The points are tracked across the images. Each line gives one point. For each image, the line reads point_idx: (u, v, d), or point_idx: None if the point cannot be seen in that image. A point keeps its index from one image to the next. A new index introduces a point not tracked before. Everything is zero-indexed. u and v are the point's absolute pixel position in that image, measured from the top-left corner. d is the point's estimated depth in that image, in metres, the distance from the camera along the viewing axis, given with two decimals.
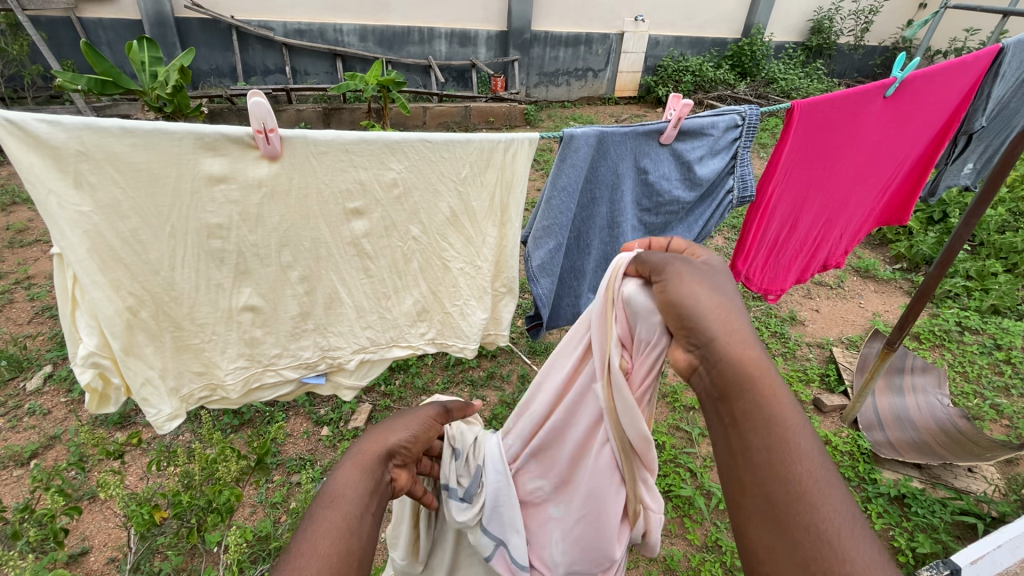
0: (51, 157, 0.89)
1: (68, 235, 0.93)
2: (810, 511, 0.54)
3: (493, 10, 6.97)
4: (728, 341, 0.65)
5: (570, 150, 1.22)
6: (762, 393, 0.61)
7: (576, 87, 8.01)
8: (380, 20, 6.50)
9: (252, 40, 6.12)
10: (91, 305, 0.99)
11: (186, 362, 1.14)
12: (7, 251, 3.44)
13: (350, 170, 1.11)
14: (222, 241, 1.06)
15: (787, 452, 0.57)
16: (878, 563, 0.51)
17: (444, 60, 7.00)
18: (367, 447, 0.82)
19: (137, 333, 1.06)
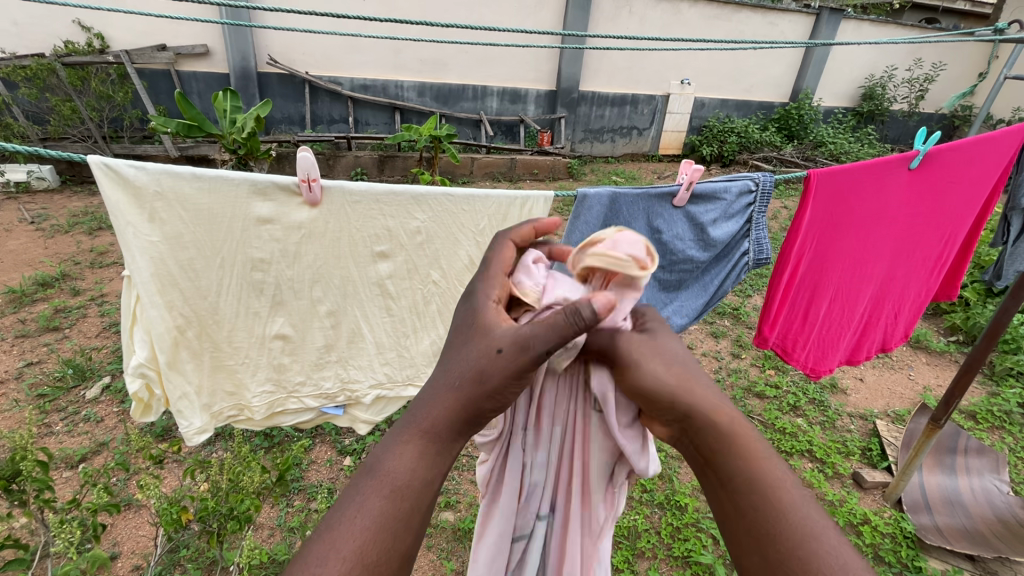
0: (133, 196, 1.04)
1: (137, 260, 1.07)
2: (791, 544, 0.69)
3: (544, 71, 7.42)
4: (692, 398, 0.79)
5: (583, 208, 1.32)
6: (733, 453, 0.76)
7: (620, 143, 8.28)
8: (438, 79, 7.04)
9: (322, 93, 6.72)
10: (147, 321, 1.11)
11: (220, 381, 1.25)
12: (87, 270, 3.83)
13: (379, 218, 1.22)
14: (263, 273, 1.19)
15: (753, 491, 0.74)
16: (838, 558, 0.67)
17: (495, 115, 7.44)
18: (440, 411, 0.75)
19: (182, 350, 1.17)
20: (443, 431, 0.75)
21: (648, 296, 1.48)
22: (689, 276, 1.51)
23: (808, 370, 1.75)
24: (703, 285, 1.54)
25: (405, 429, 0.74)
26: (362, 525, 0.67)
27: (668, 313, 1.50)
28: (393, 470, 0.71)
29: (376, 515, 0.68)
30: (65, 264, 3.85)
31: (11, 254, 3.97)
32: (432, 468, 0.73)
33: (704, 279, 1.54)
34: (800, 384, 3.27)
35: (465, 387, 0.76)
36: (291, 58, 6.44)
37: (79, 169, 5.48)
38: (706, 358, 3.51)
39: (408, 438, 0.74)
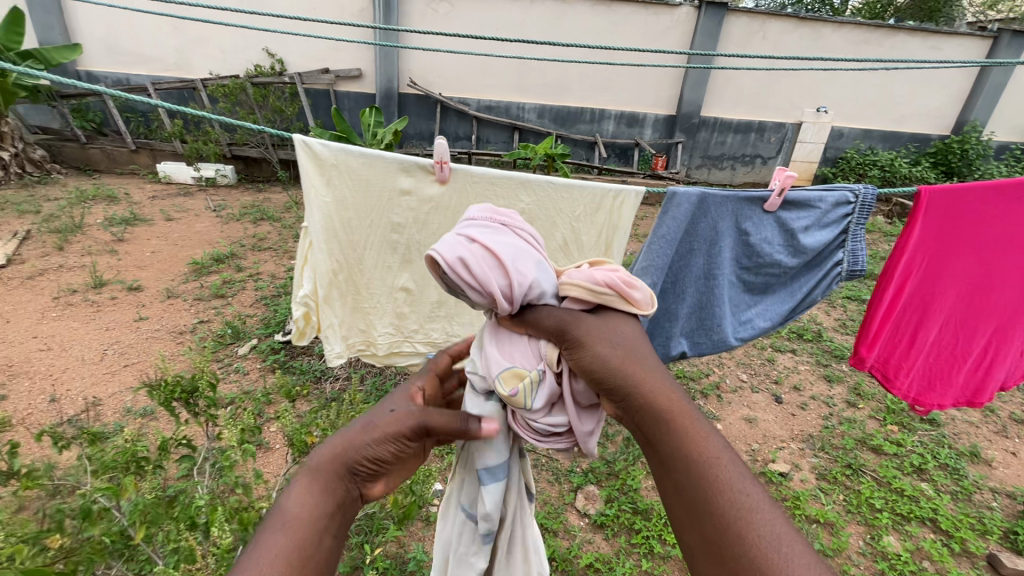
0: (318, 165, 1.31)
1: (315, 215, 1.35)
2: (728, 511, 0.61)
3: (664, 96, 7.39)
4: (649, 394, 0.75)
5: (672, 204, 1.37)
6: (688, 450, 0.67)
7: (741, 172, 7.94)
8: (558, 101, 7.34)
9: (451, 113, 7.33)
10: (314, 263, 1.41)
11: (357, 319, 1.53)
12: (250, 251, 4.58)
13: (490, 199, 1.40)
14: (398, 237, 1.43)
15: (707, 492, 0.63)
16: (780, 538, 0.58)
17: (610, 138, 7.55)
18: (330, 455, 0.81)
19: (334, 291, 1.46)
20: (336, 475, 0.80)
21: (729, 296, 1.49)
22: (775, 282, 1.49)
23: (911, 401, 1.61)
24: (789, 291, 1.50)
25: (307, 475, 0.78)
26: (273, 555, 0.66)
27: (747, 315, 1.51)
28: (298, 509, 0.72)
29: (285, 546, 0.68)
30: (234, 245, 4.66)
31: (197, 234, 4.88)
32: (334, 502, 0.77)
33: (791, 286, 1.50)
34: (928, 446, 2.89)
35: (356, 433, 0.85)
36: (428, 81, 7.14)
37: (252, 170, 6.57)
38: (815, 402, 3.23)
39: (305, 484, 0.76)
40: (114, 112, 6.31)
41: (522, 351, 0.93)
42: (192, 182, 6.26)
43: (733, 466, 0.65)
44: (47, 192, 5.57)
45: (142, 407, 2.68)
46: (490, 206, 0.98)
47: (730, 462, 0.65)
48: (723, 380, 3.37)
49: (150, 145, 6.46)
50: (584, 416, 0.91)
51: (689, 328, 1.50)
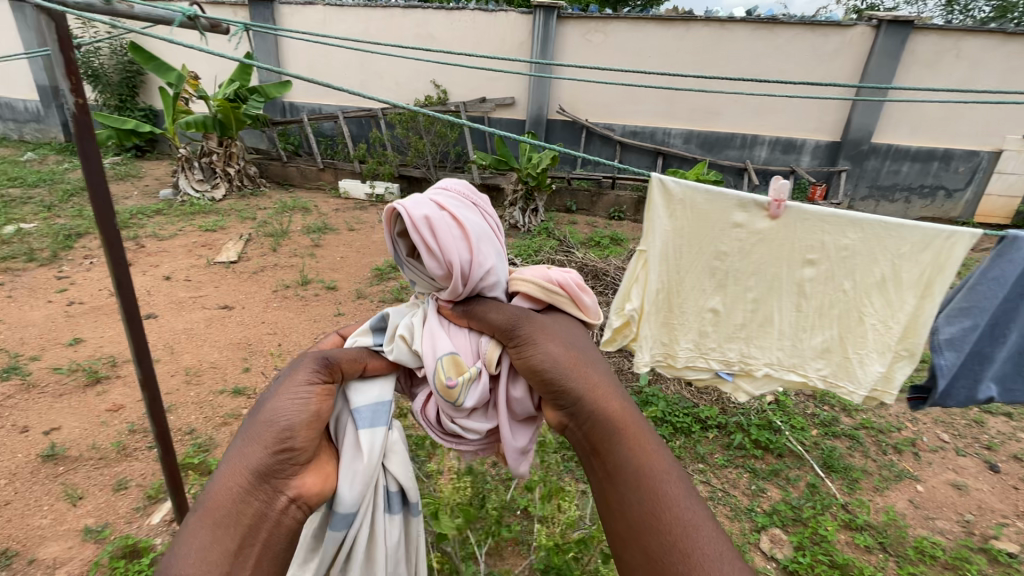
0: (666, 199, 1.29)
1: (654, 240, 1.31)
2: (666, 508, 0.76)
3: (828, 121, 6.93)
4: (605, 411, 0.85)
5: (1010, 247, 1.31)
6: (639, 465, 0.80)
7: (917, 205, 7.18)
8: (707, 127, 7.23)
9: (595, 138, 7.53)
10: (647, 281, 1.33)
11: (661, 334, 1.41)
12: None
13: (818, 233, 1.22)
14: (721, 261, 1.31)
15: (659, 508, 0.76)
16: (702, 522, 0.75)
17: (762, 164, 7.25)
18: (226, 484, 0.79)
19: (651, 311, 1.37)
20: (236, 496, 0.78)
21: None
22: None
23: None
24: None
25: (205, 501, 0.78)
26: None
27: None
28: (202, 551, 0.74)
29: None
30: None
31: (373, 244, 5.54)
32: (244, 515, 0.78)
33: None
34: None
35: (254, 441, 0.83)
36: (577, 108, 7.44)
37: (413, 189, 7.29)
38: None
39: (202, 526, 0.76)
40: (310, 137, 7.42)
41: (464, 346, 1.04)
42: (365, 198, 7.11)
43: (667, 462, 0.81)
44: (258, 203, 6.70)
45: None
46: (463, 185, 1.11)
47: (667, 465, 0.80)
48: (920, 438, 3.02)
49: (334, 165, 7.47)
50: (517, 432, 1.06)
51: (1002, 373, 1.42)
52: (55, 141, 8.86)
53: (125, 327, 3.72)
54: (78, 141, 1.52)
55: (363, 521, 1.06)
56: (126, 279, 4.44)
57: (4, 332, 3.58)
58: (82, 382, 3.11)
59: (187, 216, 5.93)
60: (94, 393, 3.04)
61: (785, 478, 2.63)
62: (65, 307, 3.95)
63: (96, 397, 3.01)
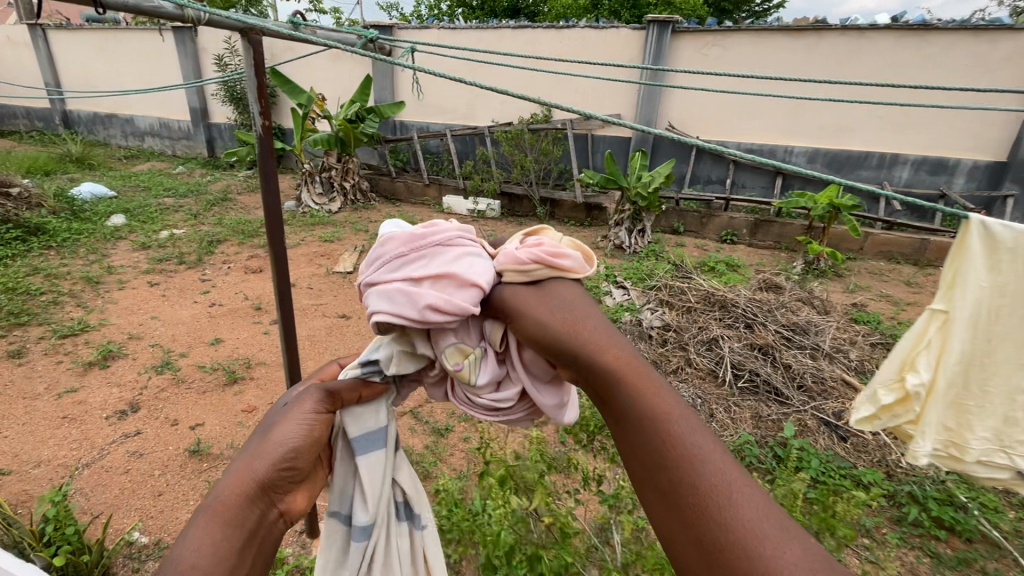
0: (986, 250, 0.82)
1: (963, 303, 0.85)
2: (684, 464, 0.59)
3: (991, 138, 6.00)
4: (602, 360, 0.70)
5: None
6: (647, 414, 0.64)
7: None
8: (837, 145, 6.57)
9: (706, 156, 7.11)
10: (942, 346, 0.88)
11: (947, 414, 0.91)
12: None
13: None
14: None
15: (673, 466, 0.59)
16: (734, 478, 0.58)
17: (903, 186, 6.42)
18: (229, 492, 0.73)
19: (942, 389, 0.89)
20: (241, 505, 0.73)
21: None
22: None
23: None
24: None
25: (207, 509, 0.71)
26: None
27: None
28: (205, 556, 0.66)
29: None
30: None
31: None
32: (238, 537, 0.70)
33: None
34: None
35: (257, 456, 0.79)
36: (687, 125, 7.09)
37: (513, 206, 7.30)
38: None
39: (206, 528, 0.69)
40: (419, 154, 7.72)
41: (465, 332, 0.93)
42: (467, 213, 7.24)
43: (685, 411, 0.64)
44: (370, 216, 7.05)
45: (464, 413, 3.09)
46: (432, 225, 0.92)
47: (681, 410, 0.64)
48: None
49: (439, 181, 7.69)
50: (546, 391, 0.91)
51: None
52: (201, 156, 10.02)
53: (257, 331, 3.97)
54: (261, 162, 1.54)
55: (380, 531, 1.02)
56: (257, 284, 4.78)
57: (159, 328, 3.96)
58: (221, 382, 3.33)
59: (308, 227, 6.35)
60: (231, 393, 3.24)
61: (981, 570, 2.14)
62: (207, 308, 4.32)
63: (233, 397, 3.20)
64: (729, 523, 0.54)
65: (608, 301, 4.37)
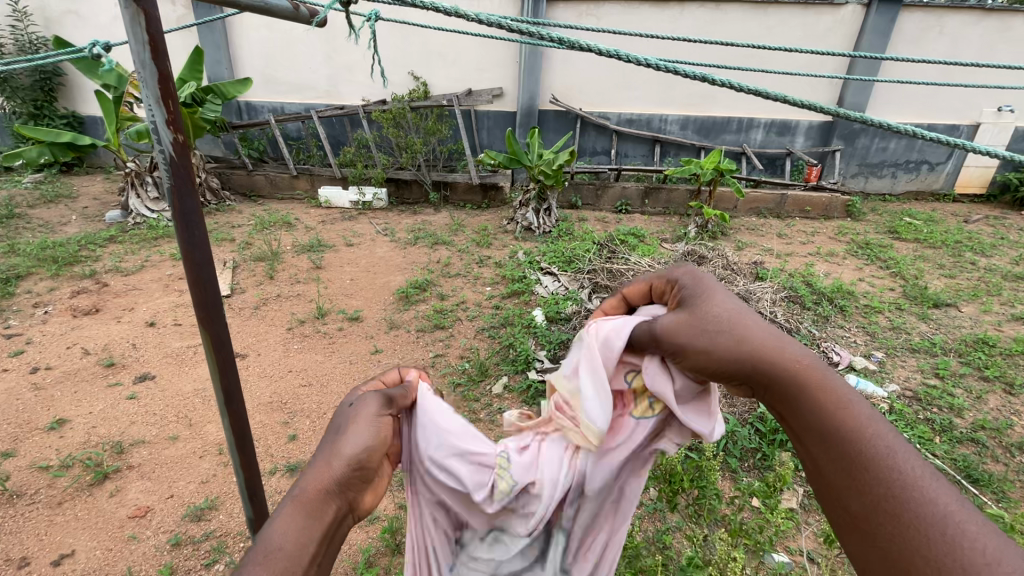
0: None
1: None
2: (880, 480, 0.59)
3: (821, 101, 6.92)
4: (777, 359, 0.71)
5: None
6: (831, 427, 0.65)
7: (903, 180, 7.31)
8: (704, 112, 7.05)
9: (590, 127, 7.16)
10: None
11: None
12: (442, 277, 4.56)
13: None
14: None
15: (860, 466, 0.61)
16: (946, 498, 0.56)
17: (758, 147, 7.16)
18: (315, 479, 0.68)
19: None
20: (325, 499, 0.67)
21: None
22: None
23: None
24: None
25: (292, 499, 0.65)
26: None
27: None
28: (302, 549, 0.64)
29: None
30: (425, 272, 4.63)
31: (382, 260, 4.93)
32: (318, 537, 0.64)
33: None
34: None
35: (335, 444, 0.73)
36: (570, 96, 7.02)
37: (402, 193, 6.64)
38: None
39: (291, 512, 0.64)
40: (280, 141, 6.58)
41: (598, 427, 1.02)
42: (350, 206, 6.40)
43: (876, 428, 0.63)
44: (230, 220, 5.85)
45: None
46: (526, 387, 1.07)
47: (874, 425, 0.63)
48: None
49: (309, 171, 6.67)
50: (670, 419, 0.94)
51: None
52: None
53: (118, 397, 2.98)
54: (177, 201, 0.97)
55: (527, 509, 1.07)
56: (96, 330, 3.63)
57: None
58: (84, 481, 2.42)
59: (150, 243, 5.04)
60: (105, 494, 2.37)
61: None
62: (26, 377, 3.14)
63: (109, 500, 2.34)
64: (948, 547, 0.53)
65: (540, 291, 4.14)
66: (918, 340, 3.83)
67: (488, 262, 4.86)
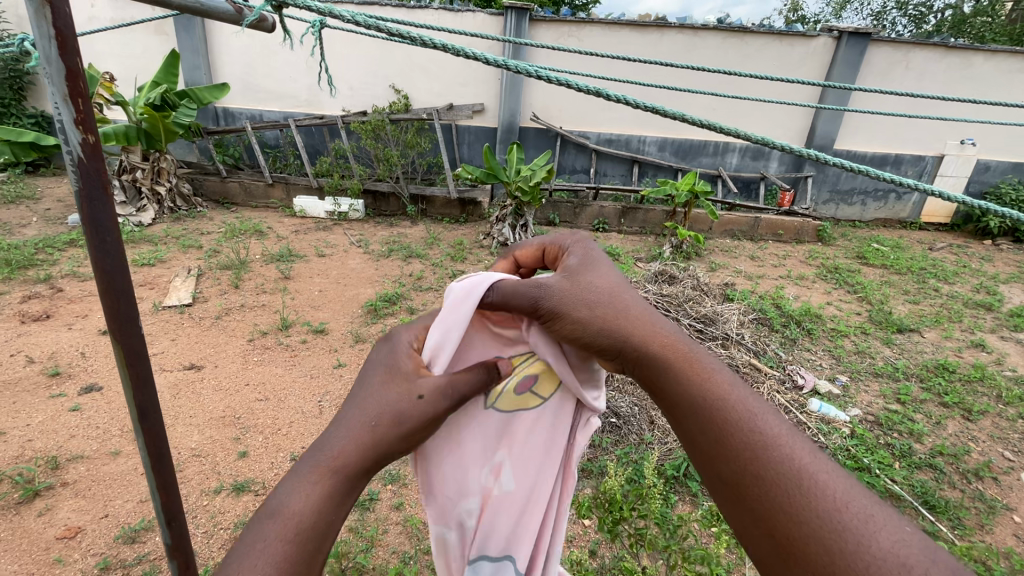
0: None
1: None
2: (749, 444, 0.63)
3: (794, 128, 7.11)
4: (647, 335, 0.76)
5: None
6: (701, 397, 0.69)
7: (872, 207, 7.51)
8: (681, 135, 7.18)
9: (570, 146, 7.22)
10: None
11: None
12: (414, 291, 4.49)
13: None
14: None
15: (723, 430, 0.65)
16: (801, 454, 0.62)
17: (733, 171, 7.30)
18: (343, 448, 0.68)
19: None
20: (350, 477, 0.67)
21: None
22: None
23: None
24: None
25: (313, 466, 0.66)
26: (266, 551, 0.59)
27: None
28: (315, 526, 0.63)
29: (276, 551, 0.59)
30: (396, 284, 4.56)
31: (354, 272, 4.85)
32: (340, 507, 0.66)
33: None
34: None
35: (363, 411, 0.72)
36: (550, 115, 7.09)
37: (379, 205, 6.58)
38: None
39: (315, 479, 0.65)
40: (256, 149, 6.49)
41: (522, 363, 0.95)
42: (326, 217, 6.32)
43: (738, 391, 0.68)
44: (199, 226, 5.72)
45: (386, 473, 2.51)
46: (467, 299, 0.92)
47: (737, 390, 0.68)
48: (991, 460, 2.97)
49: (285, 180, 6.58)
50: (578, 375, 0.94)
51: None
52: None
53: (59, 409, 2.83)
54: (87, 207, 0.92)
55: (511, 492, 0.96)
56: (44, 338, 3.46)
57: None
58: (11, 499, 2.28)
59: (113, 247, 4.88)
60: (33, 513, 2.23)
61: None
62: None
63: (37, 520, 2.20)
64: (807, 501, 0.57)
65: None
66: (881, 365, 3.87)
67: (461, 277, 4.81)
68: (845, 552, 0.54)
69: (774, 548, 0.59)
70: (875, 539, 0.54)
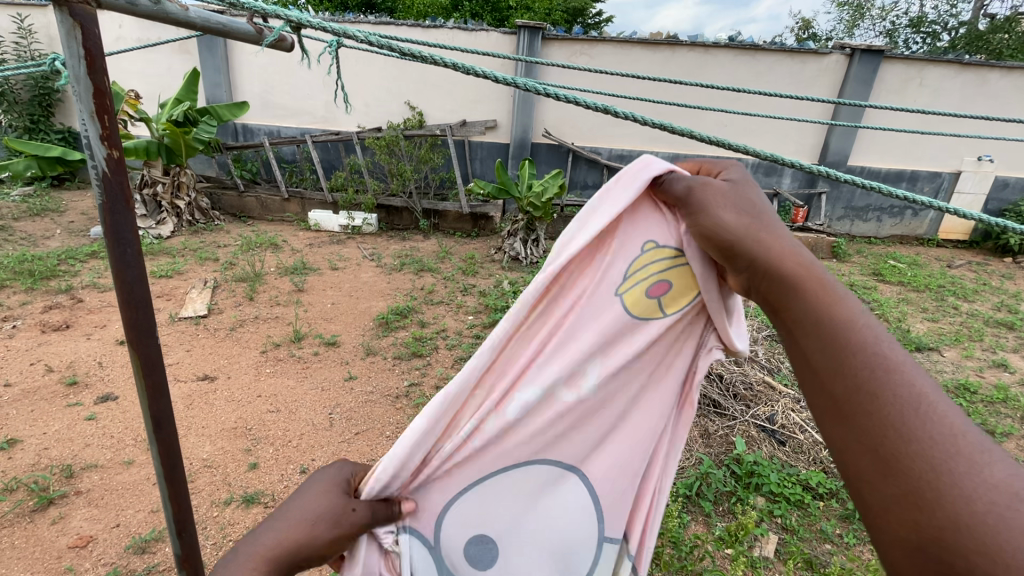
0: None
1: None
2: (875, 371, 0.54)
3: (807, 145, 7.09)
4: (780, 254, 0.69)
5: None
6: (830, 319, 0.60)
7: (888, 223, 7.42)
8: (692, 151, 7.19)
9: (582, 161, 7.26)
10: None
11: None
12: (425, 304, 4.51)
13: None
14: None
15: (844, 354, 0.57)
16: (938, 400, 0.51)
17: None
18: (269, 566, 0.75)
19: None
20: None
21: None
22: None
23: None
24: None
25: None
26: None
27: None
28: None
29: None
30: (407, 298, 4.59)
31: (366, 285, 4.89)
32: None
33: None
34: None
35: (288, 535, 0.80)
36: (562, 131, 7.15)
37: (392, 219, 6.66)
38: None
39: None
40: (273, 164, 6.63)
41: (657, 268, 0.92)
42: (339, 230, 6.40)
43: (872, 326, 0.59)
44: (216, 239, 5.83)
45: None
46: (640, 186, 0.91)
47: (872, 324, 0.59)
48: None
49: (300, 194, 6.70)
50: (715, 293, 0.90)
51: None
52: None
53: (75, 418, 2.87)
54: (108, 219, 0.94)
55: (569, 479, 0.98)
56: (62, 348, 3.53)
57: None
58: (26, 507, 2.30)
59: None
60: (47, 522, 2.25)
61: None
62: None
63: (50, 528, 2.22)
64: (935, 440, 0.48)
65: None
66: None
67: (472, 291, 4.84)
68: (972, 504, 0.44)
69: (887, 489, 0.50)
70: (988, 469, 0.45)
